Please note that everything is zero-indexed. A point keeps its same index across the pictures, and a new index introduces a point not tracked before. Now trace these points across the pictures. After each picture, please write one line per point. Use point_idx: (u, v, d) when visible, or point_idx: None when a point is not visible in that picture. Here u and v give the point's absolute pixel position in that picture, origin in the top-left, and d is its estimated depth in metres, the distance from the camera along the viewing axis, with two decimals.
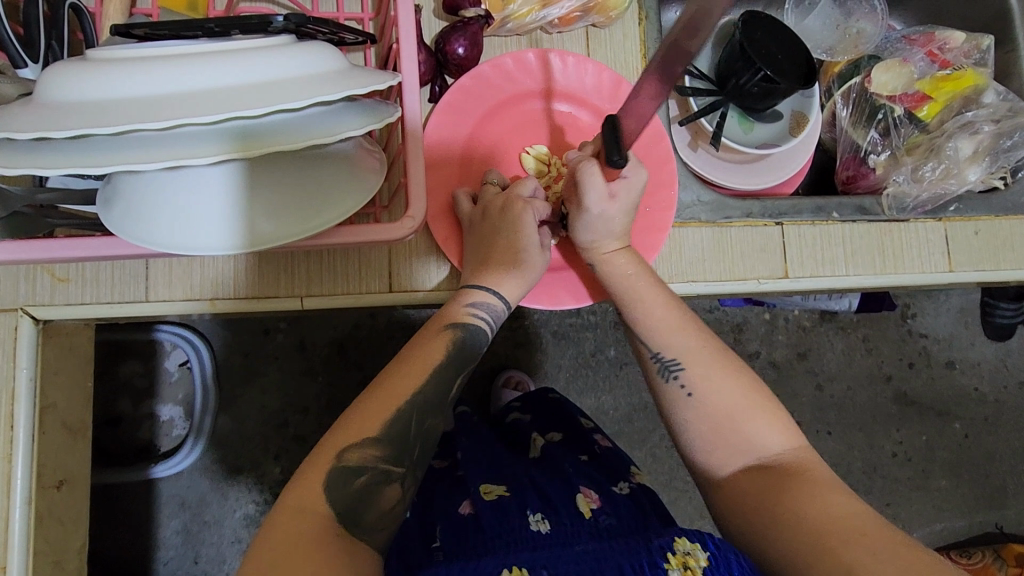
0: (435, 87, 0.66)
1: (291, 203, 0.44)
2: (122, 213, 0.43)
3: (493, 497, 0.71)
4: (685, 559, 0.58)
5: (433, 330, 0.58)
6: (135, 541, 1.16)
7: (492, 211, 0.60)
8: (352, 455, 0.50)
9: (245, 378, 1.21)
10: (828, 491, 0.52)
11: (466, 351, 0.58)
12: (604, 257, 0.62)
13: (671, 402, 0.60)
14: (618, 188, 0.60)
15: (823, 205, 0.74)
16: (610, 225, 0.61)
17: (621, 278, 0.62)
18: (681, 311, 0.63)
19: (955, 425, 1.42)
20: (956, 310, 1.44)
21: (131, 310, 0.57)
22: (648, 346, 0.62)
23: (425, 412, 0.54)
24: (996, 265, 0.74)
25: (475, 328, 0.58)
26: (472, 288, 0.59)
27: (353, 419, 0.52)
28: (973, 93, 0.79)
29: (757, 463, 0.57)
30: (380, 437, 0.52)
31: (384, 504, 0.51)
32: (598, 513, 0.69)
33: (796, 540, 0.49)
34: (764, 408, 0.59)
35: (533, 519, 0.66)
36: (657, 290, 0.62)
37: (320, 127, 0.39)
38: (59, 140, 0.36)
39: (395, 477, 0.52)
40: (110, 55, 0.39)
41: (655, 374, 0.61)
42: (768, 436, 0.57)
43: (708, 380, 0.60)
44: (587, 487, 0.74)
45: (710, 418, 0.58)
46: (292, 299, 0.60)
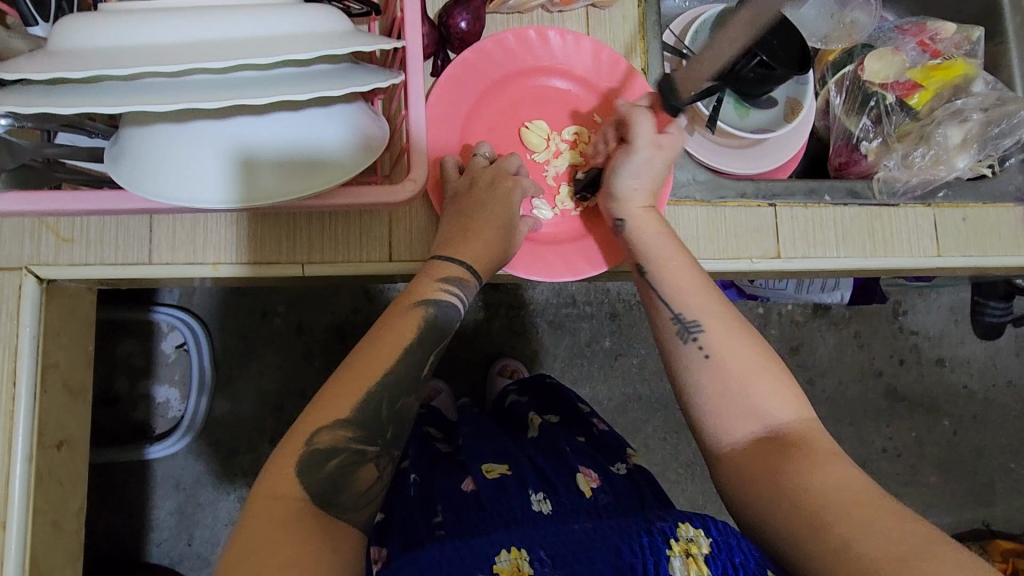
0: (437, 61, 0.67)
1: (295, 161, 0.46)
2: (128, 162, 0.44)
3: (494, 475, 0.71)
4: (687, 546, 0.57)
5: (403, 308, 0.58)
6: (129, 520, 1.17)
7: (478, 183, 0.62)
8: (323, 438, 0.51)
9: (242, 360, 1.22)
10: (827, 466, 0.52)
11: (439, 327, 0.58)
12: (634, 212, 0.64)
13: (687, 363, 0.61)
14: (664, 140, 0.64)
15: (815, 187, 0.75)
16: (651, 173, 0.64)
17: (649, 233, 0.64)
18: (698, 276, 0.63)
19: (944, 421, 1.44)
20: (947, 308, 1.46)
21: (134, 272, 0.58)
22: (667, 307, 0.63)
23: (395, 393, 0.54)
24: (983, 251, 0.75)
25: (447, 304, 0.59)
26: (446, 265, 0.60)
27: (326, 399, 0.53)
28: (963, 82, 0.80)
29: (767, 431, 0.56)
30: (353, 419, 0.52)
31: (360, 485, 0.51)
32: (597, 492, 0.71)
33: (785, 518, 0.50)
34: (771, 376, 0.59)
35: (534, 498, 0.68)
36: (680, 253, 0.64)
37: (325, 82, 0.40)
38: (72, 84, 0.37)
39: (369, 457, 0.52)
40: (126, 8, 0.40)
41: (674, 336, 0.62)
42: (775, 405, 0.58)
43: (724, 343, 0.60)
44: (587, 467, 0.75)
45: (722, 382, 0.59)
46: (293, 265, 0.61)
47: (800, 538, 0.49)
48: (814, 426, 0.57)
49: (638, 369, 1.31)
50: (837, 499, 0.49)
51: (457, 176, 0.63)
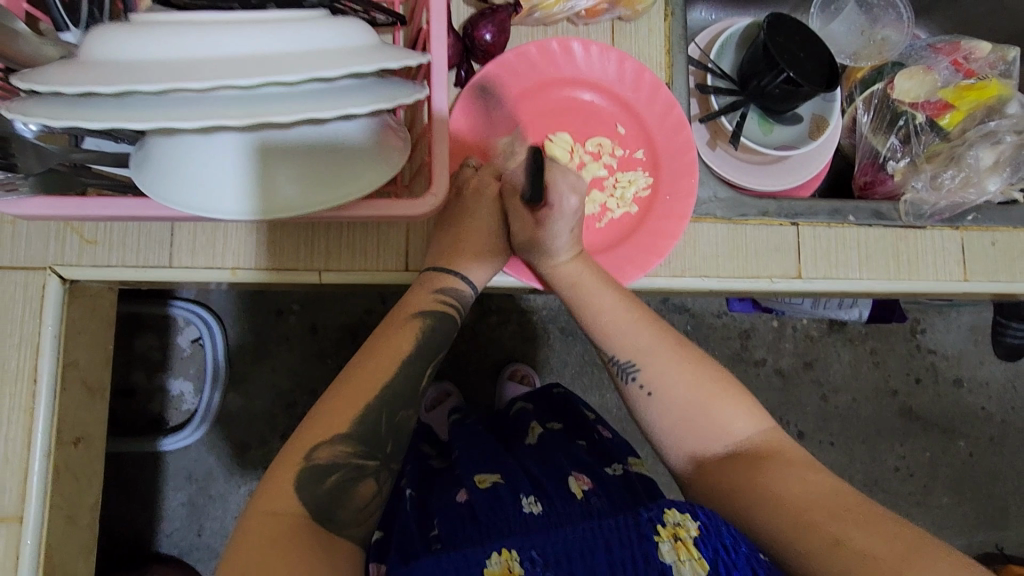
0: (460, 72, 0.67)
1: (314, 172, 0.46)
2: (155, 174, 0.45)
3: (487, 485, 0.70)
4: (675, 530, 0.58)
5: (399, 320, 0.58)
6: (141, 511, 1.18)
7: (464, 195, 0.64)
8: (322, 454, 0.51)
9: (255, 358, 1.23)
10: (804, 469, 0.54)
11: (438, 334, 0.59)
12: (555, 269, 0.63)
13: (631, 402, 0.62)
14: (549, 211, 0.61)
15: (840, 207, 0.73)
16: (552, 243, 0.62)
17: (570, 283, 0.63)
18: (632, 305, 0.63)
19: (960, 443, 1.41)
20: (967, 328, 1.43)
21: (153, 274, 0.59)
22: (604, 349, 0.64)
23: (393, 407, 0.55)
24: (1010, 276, 0.74)
25: (445, 315, 0.59)
26: (440, 275, 0.60)
27: (322, 414, 0.53)
28: (998, 103, 0.78)
29: (731, 449, 0.58)
30: (353, 434, 0.52)
31: (359, 501, 0.52)
32: (590, 494, 0.69)
33: (778, 520, 0.50)
34: (717, 395, 0.60)
35: (526, 502, 0.66)
36: (606, 289, 0.63)
37: (349, 100, 0.40)
38: (102, 97, 0.37)
39: (368, 472, 0.53)
40: (154, 19, 0.40)
41: (616, 377, 0.63)
42: (734, 421, 0.59)
43: (661, 373, 0.61)
44: (580, 472, 0.74)
45: (674, 415, 0.60)
46: (311, 273, 0.61)
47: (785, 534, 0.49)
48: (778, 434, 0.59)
49: None
50: (809, 497, 0.51)
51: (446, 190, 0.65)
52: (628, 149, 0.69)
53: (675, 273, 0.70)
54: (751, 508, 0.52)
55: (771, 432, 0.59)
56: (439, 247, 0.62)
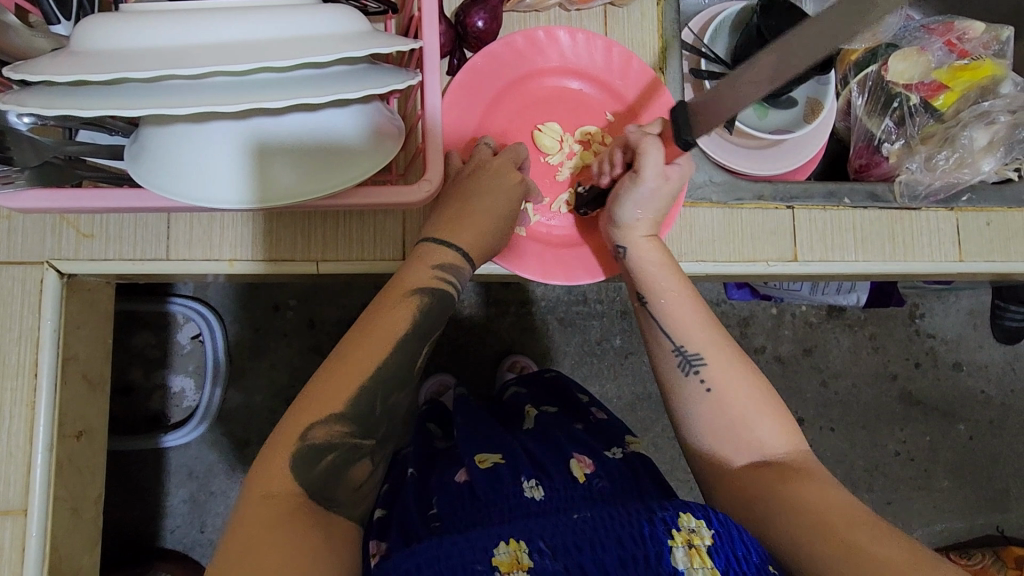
0: (453, 60, 0.66)
1: (311, 159, 0.46)
2: (150, 164, 0.45)
3: (487, 464, 0.72)
4: (689, 537, 0.54)
5: (394, 296, 0.57)
6: (146, 507, 1.19)
7: (479, 170, 0.62)
8: (318, 434, 0.51)
9: (256, 353, 1.23)
10: (822, 487, 0.55)
11: (435, 312, 0.58)
12: (635, 240, 0.64)
13: (689, 395, 0.61)
14: (671, 171, 0.63)
15: (835, 189, 0.73)
16: (653, 204, 0.63)
17: (651, 264, 0.64)
18: (700, 307, 0.64)
19: (960, 426, 1.42)
20: (966, 312, 1.43)
21: (150, 268, 0.59)
22: (669, 338, 0.63)
23: (387, 390, 0.55)
24: (1005, 257, 0.74)
25: (442, 292, 0.58)
26: (438, 250, 0.59)
27: (316, 392, 0.53)
28: (992, 84, 0.78)
29: (760, 460, 0.58)
30: (347, 413, 0.53)
31: (354, 482, 0.53)
32: (591, 477, 0.70)
33: (793, 529, 0.52)
34: (768, 408, 0.60)
35: (527, 485, 0.68)
36: (681, 283, 0.64)
37: (341, 85, 0.40)
38: (92, 85, 0.37)
39: (363, 452, 0.54)
40: (143, 8, 0.40)
41: (676, 367, 0.62)
42: (770, 435, 0.59)
43: (726, 373, 0.61)
44: (582, 453, 0.74)
45: (725, 415, 0.60)
46: (308, 263, 0.61)
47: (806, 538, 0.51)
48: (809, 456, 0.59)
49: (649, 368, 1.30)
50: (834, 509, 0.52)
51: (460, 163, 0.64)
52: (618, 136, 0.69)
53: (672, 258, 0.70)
54: (773, 514, 0.54)
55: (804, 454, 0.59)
56: (438, 219, 0.60)
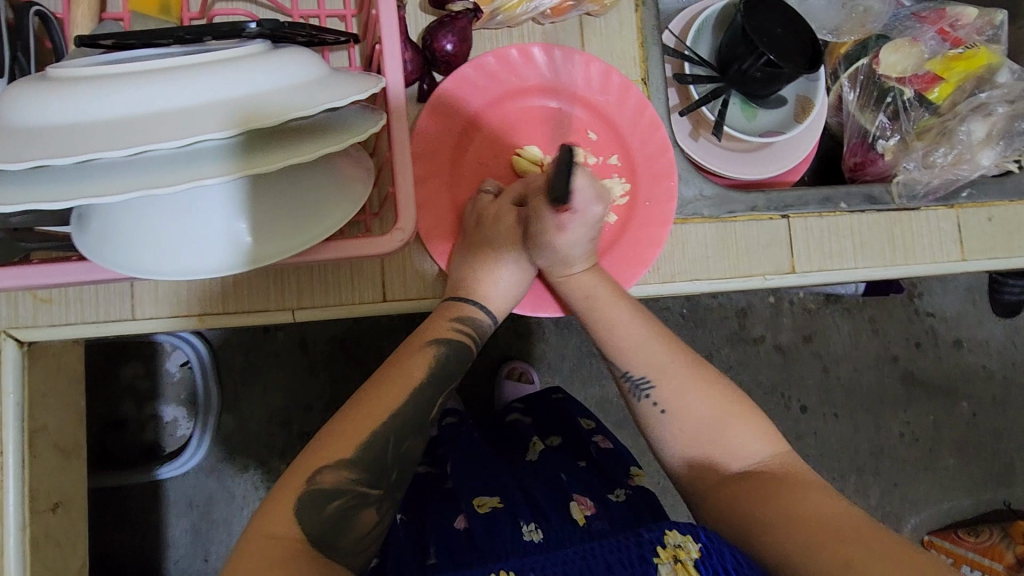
0: (423, 85, 0.63)
1: (267, 225, 0.42)
2: (96, 236, 0.42)
3: (486, 510, 0.69)
4: (676, 552, 0.53)
5: (414, 348, 0.58)
6: (145, 543, 1.17)
7: (483, 220, 0.60)
8: (326, 478, 0.49)
9: (247, 378, 1.20)
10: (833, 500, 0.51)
11: (452, 363, 0.58)
12: (563, 280, 0.61)
13: (649, 420, 0.60)
14: (568, 220, 0.58)
15: (830, 195, 0.71)
16: (564, 253, 0.60)
17: (582, 300, 0.61)
18: (649, 327, 0.62)
19: (963, 404, 1.41)
20: (964, 289, 1.42)
21: (117, 329, 0.56)
22: (618, 365, 0.62)
23: (401, 435, 0.53)
24: (1009, 252, 0.72)
25: (460, 343, 0.58)
26: (456, 304, 0.59)
27: (326, 440, 0.51)
28: (987, 73, 0.75)
29: (745, 469, 0.56)
30: (354, 459, 0.50)
31: (360, 530, 0.49)
32: (592, 519, 0.69)
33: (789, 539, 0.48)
34: (745, 416, 0.58)
35: (526, 529, 0.66)
36: (625, 309, 0.61)
37: (294, 149, 0.38)
38: (18, 171, 0.34)
39: (371, 500, 0.50)
40: (69, 73, 0.37)
41: (628, 394, 0.61)
42: (748, 442, 0.57)
43: (682, 393, 0.59)
44: (582, 494, 0.73)
45: (687, 437, 0.58)
46: (283, 312, 0.58)
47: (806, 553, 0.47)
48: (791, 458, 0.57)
49: None
50: (829, 521, 0.48)
51: (467, 215, 0.61)
52: (601, 155, 0.66)
53: (665, 278, 0.67)
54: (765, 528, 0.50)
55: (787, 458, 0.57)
56: (454, 276, 0.60)
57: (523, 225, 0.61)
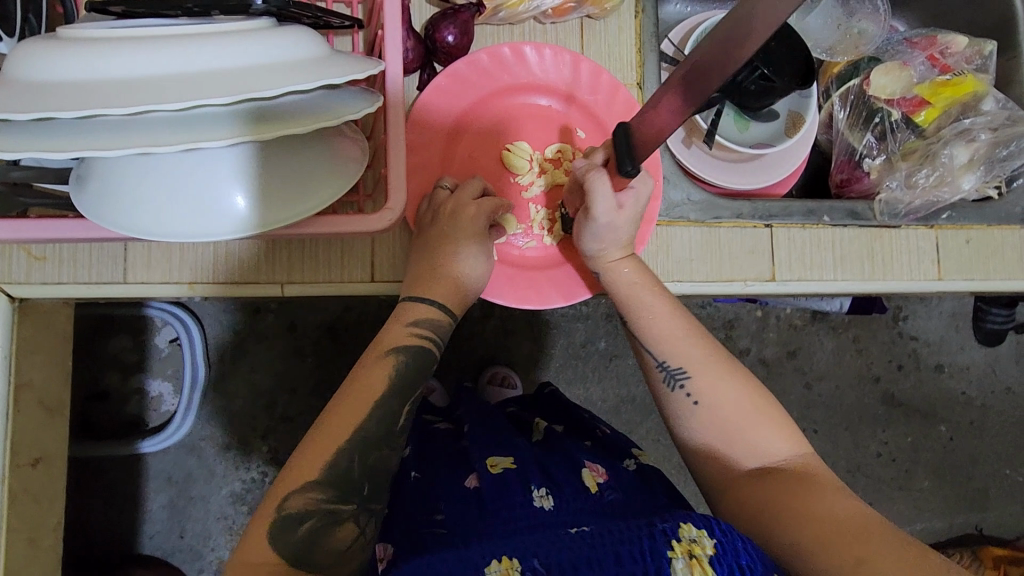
0: (423, 75, 0.65)
1: (261, 188, 0.43)
2: (93, 197, 0.43)
3: (497, 469, 0.70)
4: (690, 547, 0.53)
5: (374, 356, 0.58)
6: (123, 515, 1.17)
7: (440, 216, 0.60)
8: (292, 503, 0.51)
9: (234, 358, 1.21)
10: (834, 492, 0.54)
11: (412, 370, 0.58)
12: (609, 266, 0.62)
13: (678, 411, 0.61)
14: (626, 197, 0.59)
15: (815, 208, 0.73)
16: (619, 233, 0.60)
17: (625, 285, 0.62)
18: (684, 319, 0.63)
19: (941, 427, 1.43)
20: (948, 315, 1.44)
21: (107, 291, 0.57)
22: (652, 353, 0.63)
23: (365, 449, 0.54)
24: (986, 272, 0.74)
25: (420, 347, 0.59)
26: (417, 306, 0.59)
27: (296, 464, 0.53)
28: (972, 100, 0.77)
29: (767, 466, 0.57)
30: (321, 480, 0.52)
31: (339, 543, 0.51)
32: (604, 487, 0.69)
33: (799, 532, 0.51)
34: (772, 417, 0.59)
35: (537, 495, 0.67)
36: (659, 296, 0.63)
37: (293, 123, 0.39)
38: (23, 122, 0.36)
39: (343, 516, 0.52)
40: (78, 34, 0.38)
41: (661, 382, 0.62)
42: (771, 443, 0.58)
43: (711, 387, 0.60)
44: (594, 462, 0.73)
45: (717, 425, 0.59)
46: (272, 285, 0.60)
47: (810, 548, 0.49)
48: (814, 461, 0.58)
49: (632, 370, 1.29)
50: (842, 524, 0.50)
51: (425, 209, 0.61)
52: None
53: None
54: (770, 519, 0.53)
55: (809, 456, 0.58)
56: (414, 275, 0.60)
57: (483, 219, 0.60)
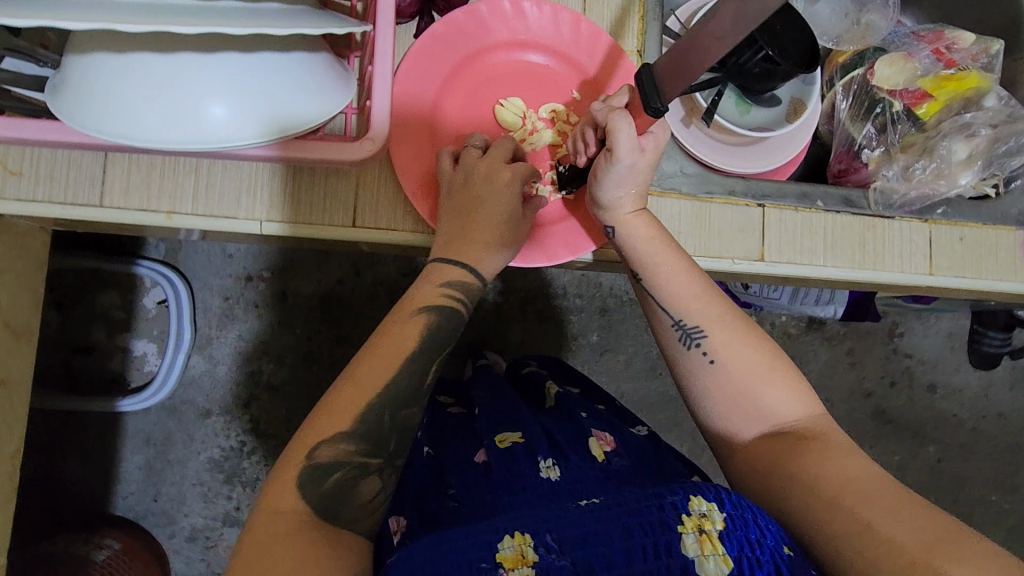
0: (421, 23, 0.65)
1: (244, 100, 0.44)
2: (71, 96, 0.44)
3: (506, 444, 0.68)
4: (700, 522, 0.49)
5: (404, 316, 0.56)
6: (98, 472, 1.16)
7: (475, 176, 0.59)
8: (324, 453, 0.50)
9: (221, 323, 1.19)
10: (842, 457, 0.53)
11: (444, 330, 0.57)
12: (624, 220, 0.61)
13: (692, 369, 0.60)
14: (646, 142, 0.59)
15: (809, 192, 0.72)
16: (634, 180, 0.59)
17: (641, 241, 0.61)
18: (699, 278, 0.62)
19: (930, 447, 1.42)
20: (944, 334, 1.42)
21: (81, 213, 0.56)
22: (666, 312, 0.61)
23: (396, 406, 0.53)
24: (977, 273, 0.73)
25: (452, 309, 0.58)
26: (448, 267, 0.58)
27: (323, 413, 0.51)
28: (975, 95, 0.76)
29: (769, 430, 0.57)
30: (354, 432, 0.51)
31: (365, 496, 0.51)
32: (611, 455, 0.67)
33: (807, 498, 0.51)
34: (783, 377, 0.58)
35: (543, 465, 0.65)
36: (673, 255, 0.62)
37: (270, 20, 0.41)
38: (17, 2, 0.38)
39: (372, 468, 0.52)
40: None
41: (677, 341, 0.61)
42: (781, 402, 0.57)
43: (728, 344, 0.59)
44: (601, 430, 0.71)
45: (727, 385, 0.58)
46: (251, 222, 0.59)
47: (822, 518, 0.49)
48: (822, 417, 0.57)
49: (624, 367, 1.23)
50: (858, 487, 0.50)
51: (452, 168, 0.60)
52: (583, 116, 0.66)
53: None
54: (788, 493, 0.52)
55: (819, 418, 0.57)
56: (446, 234, 0.59)
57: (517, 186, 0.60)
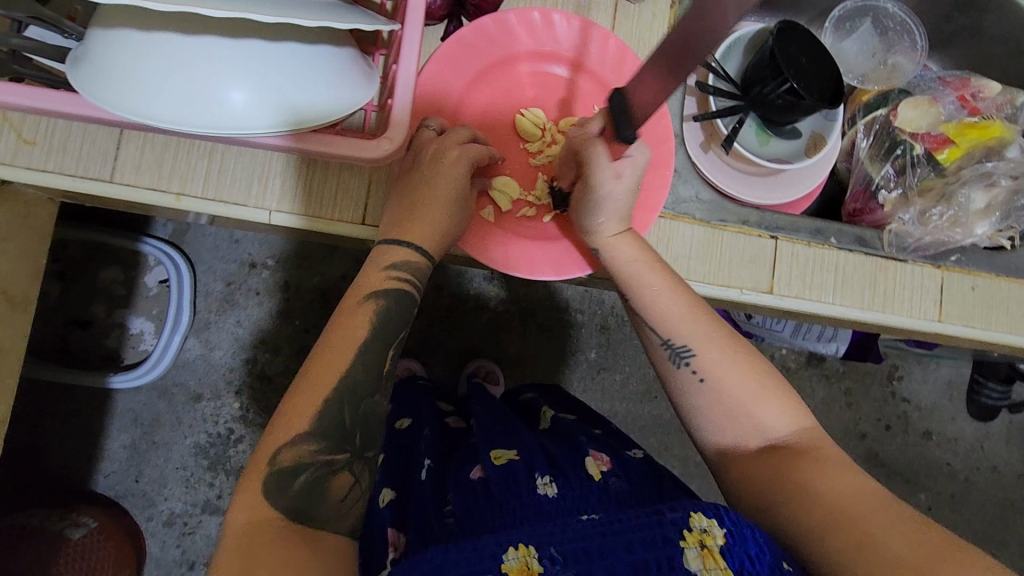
0: (450, 27, 0.65)
1: (259, 89, 0.43)
2: (89, 70, 0.43)
3: (502, 461, 0.67)
4: (701, 537, 0.47)
5: (352, 304, 0.55)
6: (82, 447, 1.15)
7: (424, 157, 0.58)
8: (284, 457, 0.49)
9: (221, 308, 1.18)
10: (839, 472, 0.52)
11: (396, 315, 0.55)
12: (608, 242, 0.61)
13: (682, 387, 0.59)
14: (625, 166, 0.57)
15: (823, 228, 0.71)
16: (617, 205, 0.59)
17: (627, 261, 0.61)
18: (689, 299, 0.61)
19: (920, 495, 1.40)
20: (943, 382, 1.41)
21: (90, 186, 0.56)
22: (655, 333, 0.61)
23: (358, 395, 0.52)
24: (986, 323, 0.72)
25: (403, 291, 0.56)
26: (397, 250, 0.56)
27: (291, 403, 0.51)
28: (998, 145, 0.75)
29: (768, 443, 0.56)
30: (314, 430, 0.50)
31: (337, 494, 0.50)
32: (609, 475, 0.65)
33: (803, 514, 0.49)
34: (775, 393, 0.58)
35: (541, 482, 0.63)
36: (660, 274, 0.61)
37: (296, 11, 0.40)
38: None
39: (337, 466, 0.51)
40: None
41: (665, 360, 0.60)
42: (771, 418, 0.56)
43: (718, 363, 0.58)
44: (599, 450, 0.70)
45: (722, 406, 0.57)
46: (260, 211, 0.58)
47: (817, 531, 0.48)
48: (814, 433, 0.57)
49: (619, 387, 1.22)
50: (855, 501, 0.49)
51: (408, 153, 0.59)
52: None
53: None
54: (780, 504, 0.51)
55: (813, 431, 0.57)
56: (393, 215, 0.58)
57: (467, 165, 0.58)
